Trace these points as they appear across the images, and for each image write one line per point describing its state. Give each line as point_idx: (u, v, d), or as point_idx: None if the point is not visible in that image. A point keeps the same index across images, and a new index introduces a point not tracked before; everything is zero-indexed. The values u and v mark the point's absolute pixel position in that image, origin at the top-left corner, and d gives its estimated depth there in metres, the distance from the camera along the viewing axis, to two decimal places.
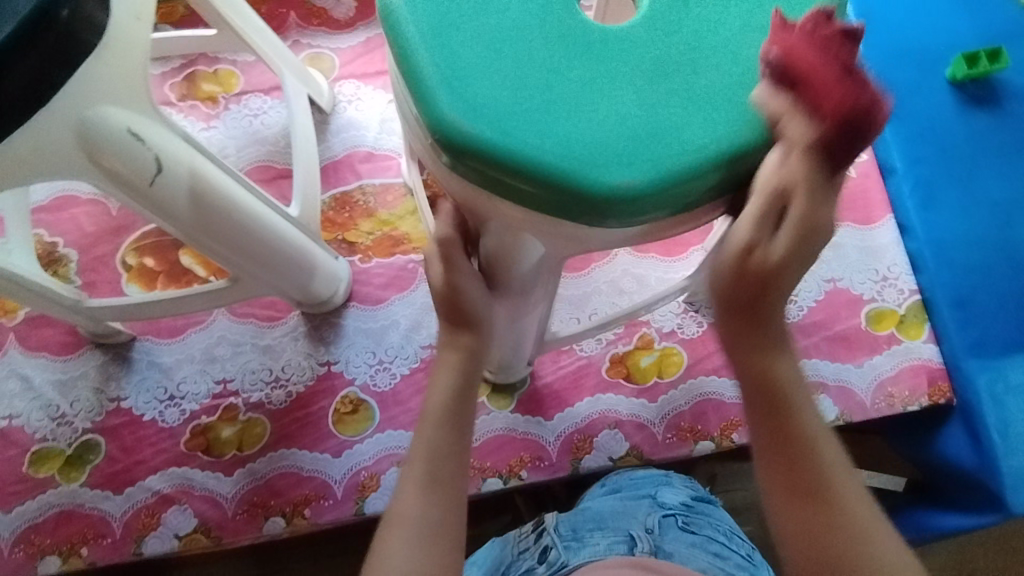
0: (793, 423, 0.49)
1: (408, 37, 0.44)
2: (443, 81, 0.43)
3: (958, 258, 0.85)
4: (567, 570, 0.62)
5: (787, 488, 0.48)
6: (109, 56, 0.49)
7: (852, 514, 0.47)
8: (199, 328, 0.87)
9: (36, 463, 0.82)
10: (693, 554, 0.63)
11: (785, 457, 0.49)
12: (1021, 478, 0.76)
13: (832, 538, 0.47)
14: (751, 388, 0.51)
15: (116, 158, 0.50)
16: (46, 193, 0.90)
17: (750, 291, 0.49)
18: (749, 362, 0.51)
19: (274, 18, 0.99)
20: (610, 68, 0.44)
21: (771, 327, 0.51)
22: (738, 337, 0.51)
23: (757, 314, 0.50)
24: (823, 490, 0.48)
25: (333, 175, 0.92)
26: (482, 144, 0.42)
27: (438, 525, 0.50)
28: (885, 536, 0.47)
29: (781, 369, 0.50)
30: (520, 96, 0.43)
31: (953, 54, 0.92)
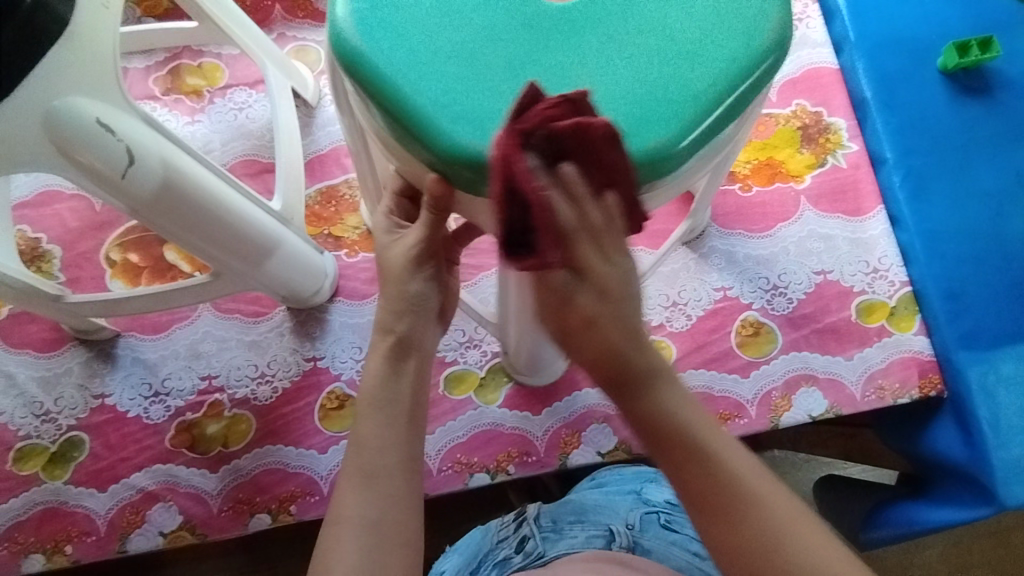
0: (675, 443, 0.48)
1: (364, 49, 0.45)
2: (406, 87, 0.44)
3: (947, 250, 0.84)
4: (543, 561, 0.63)
5: (692, 503, 0.47)
6: (77, 46, 0.48)
7: (766, 513, 0.46)
8: (184, 323, 0.86)
9: (19, 461, 0.81)
10: (671, 552, 0.62)
11: (687, 489, 0.47)
12: (1012, 472, 0.76)
13: (737, 541, 0.46)
14: (640, 429, 0.49)
15: (86, 149, 0.49)
16: (29, 189, 0.90)
17: (581, 344, 0.47)
18: (621, 403, 0.49)
19: (259, 10, 0.98)
20: (569, 45, 0.45)
21: (632, 364, 0.48)
22: (606, 385, 0.49)
23: (600, 353, 0.47)
24: (720, 497, 0.46)
25: (318, 169, 0.91)
26: (455, 145, 0.43)
27: (380, 519, 0.50)
28: (793, 517, 0.46)
29: (661, 405, 0.48)
30: (484, 88, 0.44)
31: (944, 44, 0.91)
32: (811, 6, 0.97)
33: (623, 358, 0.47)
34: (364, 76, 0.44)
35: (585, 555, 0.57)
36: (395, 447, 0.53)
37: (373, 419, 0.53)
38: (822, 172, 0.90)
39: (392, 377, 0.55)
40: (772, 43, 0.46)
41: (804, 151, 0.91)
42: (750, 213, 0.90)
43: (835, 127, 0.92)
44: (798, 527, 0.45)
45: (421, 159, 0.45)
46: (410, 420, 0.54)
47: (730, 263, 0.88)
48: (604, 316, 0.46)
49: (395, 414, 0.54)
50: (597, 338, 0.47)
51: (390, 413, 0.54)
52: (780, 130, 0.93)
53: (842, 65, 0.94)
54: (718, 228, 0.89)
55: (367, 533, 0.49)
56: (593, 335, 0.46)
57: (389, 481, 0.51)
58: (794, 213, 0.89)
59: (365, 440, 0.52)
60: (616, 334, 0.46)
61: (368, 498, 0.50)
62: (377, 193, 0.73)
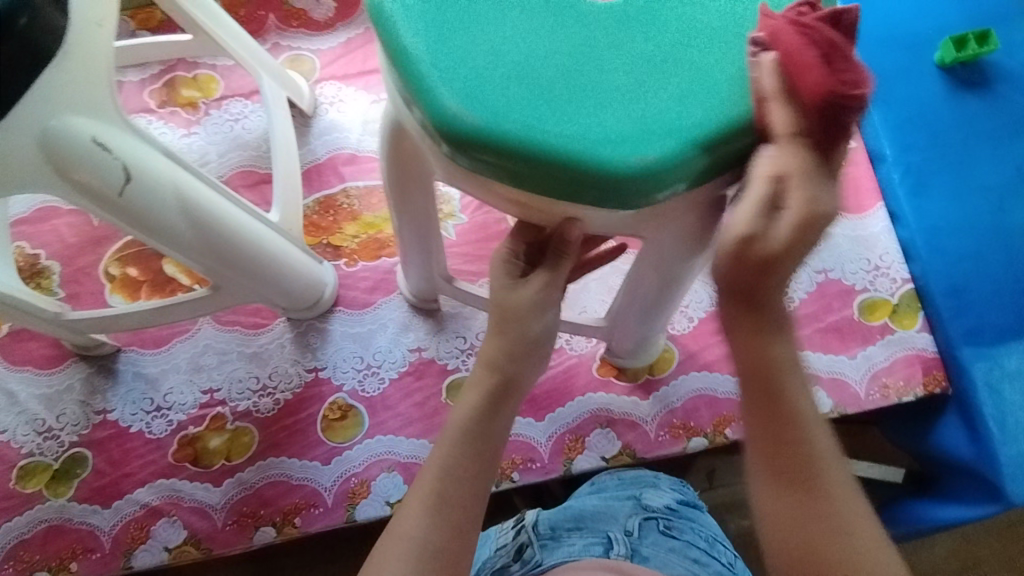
0: (782, 399, 0.50)
1: (428, 82, 0.46)
2: (479, 111, 0.45)
3: (949, 246, 0.83)
4: (540, 570, 0.62)
5: (772, 458, 0.49)
6: (69, 65, 0.48)
7: (837, 497, 0.47)
8: (185, 337, 0.86)
9: (23, 479, 0.81)
10: (669, 559, 0.61)
11: (774, 442, 0.49)
12: (1020, 468, 0.75)
13: (805, 508, 0.47)
14: (751, 371, 0.51)
15: (83, 169, 0.49)
16: (27, 205, 0.89)
17: (750, 272, 0.49)
18: (750, 343, 0.51)
19: (253, 21, 0.98)
20: (618, 49, 0.47)
21: (771, 310, 0.51)
22: (740, 314, 0.51)
23: (756, 289, 0.49)
24: (806, 466, 0.48)
25: (316, 179, 0.91)
26: (540, 159, 0.45)
27: (440, 548, 0.48)
28: (860, 512, 0.48)
29: (783, 361, 0.50)
30: (553, 99, 0.46)
31: (941, 38, 0.91)
32: None
33: (771, 305, 0.50)
34: (434, 107, 0.46)
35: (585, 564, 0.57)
36: (473, 480, 0.51)
37: (447, 448, 0.52)
38: None
39: (489, 416, 0.53)
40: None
41: None
42: None
43: None
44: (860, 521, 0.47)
45: (506, 178, 0.47)
46: (482, 449, 0.52)
47: None
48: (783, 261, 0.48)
49: (479, 451, 0.52)
50: (766, 280, 0.49)
51: (476, 448, 0.52)
52: None
53: None
54: None
55: (424, 558, 0.48)
56: (766, 277, 0.49)
57: (460, 510, 0.50)
58: None
59: (449, 469, 0.51)
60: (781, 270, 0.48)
61: (433, 523, 0.49)
62: (414, 244, 0.72)
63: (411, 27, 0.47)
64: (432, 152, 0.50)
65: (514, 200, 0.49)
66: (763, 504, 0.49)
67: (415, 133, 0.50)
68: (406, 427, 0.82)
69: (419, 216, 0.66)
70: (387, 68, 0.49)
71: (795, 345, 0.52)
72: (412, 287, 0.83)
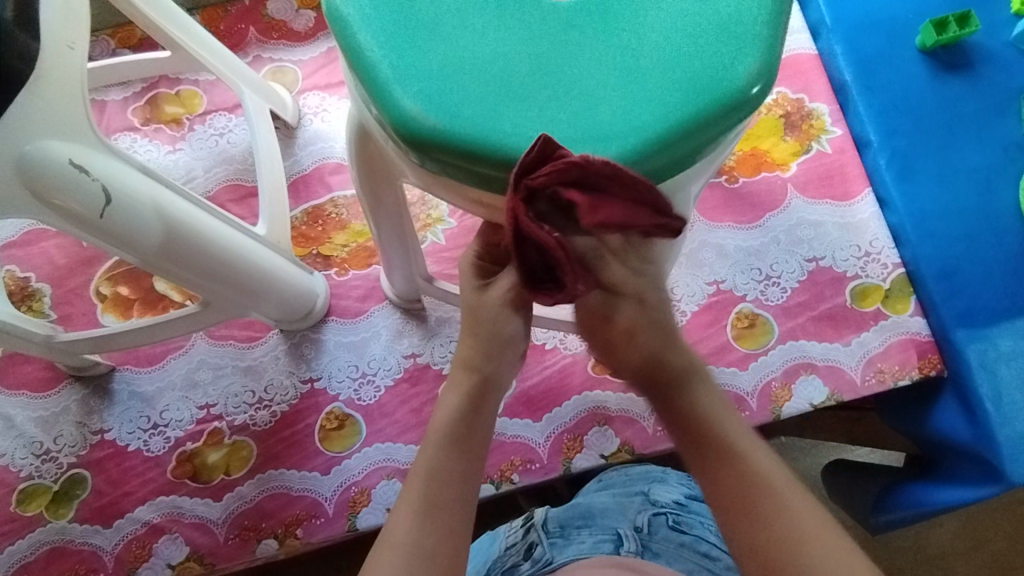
0: (716, 443, 0.48)
1: (387, 85, 0.46)
2: (439, 113, 0.46)
3: (939, 229, 0.83)
4: (550, 568, 0.62)
5: (719, 497, 0.46)
6: (40, 90, 0.48)
7: (794, 521, 0.44)
8: (179, 353, 0.86)
9: (23, 502, 0.81)
10: (679, 554, 0.61)
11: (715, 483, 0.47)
12: (1018, 448, 0.75)
13: (760, 536, 0.44)
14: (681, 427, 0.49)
15: (62, 193, 0.49)
16: (15, 229, 0.89)
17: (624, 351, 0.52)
18: (661, 409, 0.51)
19: (233, 34, 0.98)
20: (576, 46, 0.47)
21: (670, 368, 0.51)
22: (646, 389, 0.52)
23: (645, 361, 0.51)
24: (751, 496, 0.45)
25: (303, 190, 0.91)
26: (502, 159, 0.45)
27: (432, 553, 0.47)
28: (827, 531, 0.44)
29: (696, 405, 0.50)
30: (513, 99, 0.46)
31: (922, 22, 0.90)
32: None
33: (665, 366, 0.51)
34: (394, 110, 0.46)
35: (595, 560, 0.57)
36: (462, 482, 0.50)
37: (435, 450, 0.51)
38: (807, 159, 0.90)
39: (472, 414, 0.53)
40: (767, 15, 0.48)
41: (788, 139, 0.92)
42: (738, 204, 0.90)
43: (818, 113, 0.92)
44: (826, 540, 0.43)
45: (467, 177, 0.47)
46: (467, 448, 0.51)
47: (722, 257, 0.87)
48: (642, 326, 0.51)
49: (465, 448, 0.51)
50: (635, 350, 0.51)
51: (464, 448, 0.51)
52: (763, 119, 0.93)
53: (821, 50, 0.94)
54: (708, 222, 0.89)
55: (420, 563, 0.46)
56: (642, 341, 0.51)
57: (451, 512, 0.49)
58: (782, 203, 0.89)
59: (435, 472, 0.50)
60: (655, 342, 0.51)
61: (424, 528, 0.48)
62: (395, 245, 0.72)
63: (370, 32, 0.48)
64: (397, 155, 0.50)
65: (478, 199, 0.49)
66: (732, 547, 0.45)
67: (380, 138, 0.50)
68: (404, 434, 0.82)
69: (392, 222, 0.67)
70: (348, 75, 0.49)
71: (714, 386, 0.51)
72: (396, 290, 0.83)
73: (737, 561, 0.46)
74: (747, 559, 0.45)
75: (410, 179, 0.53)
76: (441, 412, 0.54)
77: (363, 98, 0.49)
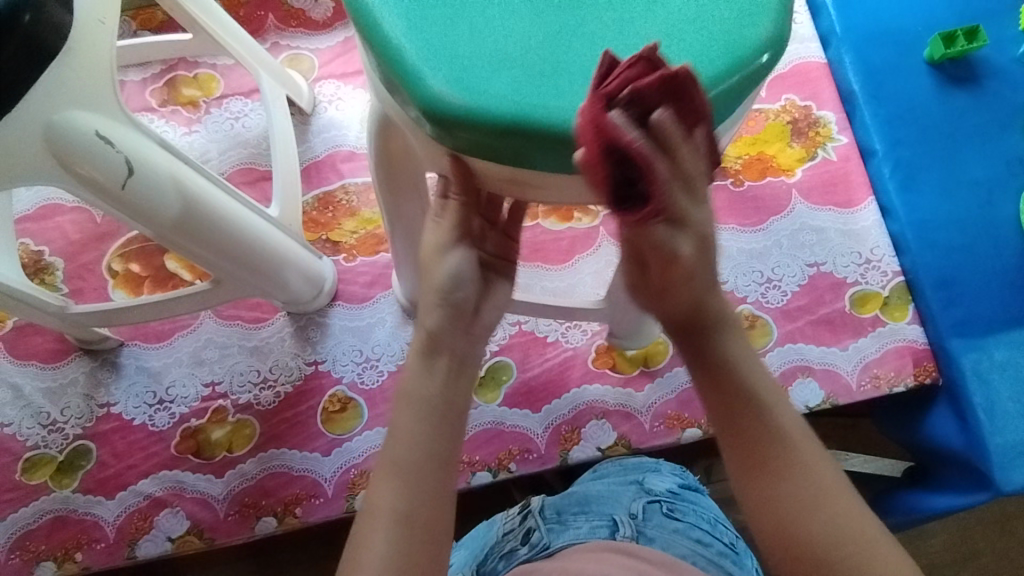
0: (741, 396, 0.50)
1: (413, 68, 0.48)
2: (465, 92, 0.47)
3: (939, 238, 0.84)
4: (549, 552, 0.63)
5: (740, 450, 0.50)
6: (71, 61, 0.49)
7: (809, 475, 0.48)
8: (186, 331, 0.87)
9: (28, 471, 0.82)
10: (675, 540, 0.62)
11: (737, 436, 0.50)
12: (1008, 456, 0.76)
13: (779, 490, 0.48)
14: (709, 379, 0.52)
15: (86, 162, 0.51)
16: (31, 202, 0.91)
17: (668, 297, 0.52)
18: (693, 356, 0.53)
19: (253, 21, 0.99)
20: (588, 26, 0.49)
21: (710, 315, 0.52)
22: (681, 337, 0.53)
23: (687, 307, 0.52)
24: (772, 451, 0.49)
25: (315, 176, 0.93)
26: (519, 134, 0.46)
27: (408, 514, 0.46)
28: (840, 486, 0.48)
29: (728, 353, 0.52)
30: (527, 77, 0.47)
31: (930, 35, 0.92)
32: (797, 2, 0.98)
33: (706, 312, 0.52)
34: (420, 91, 0.47)
35: (597, 544, 0.59)
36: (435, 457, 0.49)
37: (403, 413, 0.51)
38: (812, 166, 0.92)
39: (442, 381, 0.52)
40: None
41: (795, 145, 0.93)
42: (743, 208, 0.91)
43: (825, 120, 0.93)
44: (839, 496, 0.47)
45: (488, 155, 0.48)
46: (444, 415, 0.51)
47: (726, 260, 0.89)
48: (701, 268, 0.49)
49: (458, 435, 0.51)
50: (689, 292, 0.50)
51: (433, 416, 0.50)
52: (770, 124, 0.94)
53: (830, 58, 0.96)
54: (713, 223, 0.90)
55: (399, 527, 0.46)
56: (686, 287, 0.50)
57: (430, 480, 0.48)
58: (786, 208, 0.90)
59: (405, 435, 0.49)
60: (701, 287, 0.50)
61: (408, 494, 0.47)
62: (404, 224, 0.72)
63: (393, 15, 0.49)
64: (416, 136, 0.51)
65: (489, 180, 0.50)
66: (748, 497, 0.49)
67: (403, 124, 0.52)
68: None
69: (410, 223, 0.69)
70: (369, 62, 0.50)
71: (743, 338, 0.53)
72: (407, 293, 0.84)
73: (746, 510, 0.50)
74: (762, 510, 0.48)
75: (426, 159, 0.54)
76: (405, 378, 0.52)
77: (387, 84, 0.50)
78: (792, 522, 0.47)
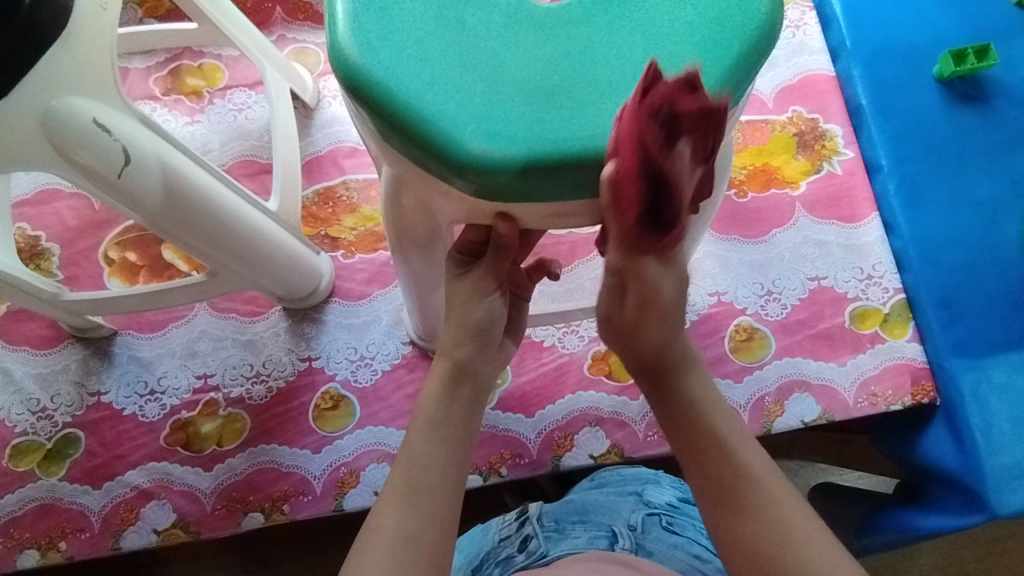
0: (701, 436, 0.53)
1: (442, 131, 0.45)
2: (506, 142, 0.45)
3: (942, 257, 0.84)
4: (545, 560, 0.62)
5: (708, 490, 0.52)
6: (71, 46, 0.49)
7: (774, 511, 0.49)
8: (180, 323, 0.87)
9: (16, 457, 0.82)
10: (672, 554, 0.62)
11: (701, 478, 0.52)
12: (1004, 480, 0.76)
13: (746, 528, 0.50)
14: (674, 422, 0.54)
15: (82, 149, 0.50)
16: (30, 186, 0.90)
17: (640, 337, 0.53)
18: (657, 399, 0.55)
19: (260, 12, 0.99)
20: (583, 42, 0.48)
21: (671, 358, 0.54)
22: (645, 378, 0.56)
23: (656, 350, 0.54)
24: (738, 491, 0.51)
25: (316, 171, 0.92)
26: (538, 162, 0.45)
27: (416, 537, 0.48)
28: (805, 520, 0.49)
29: (689, 391, 0.54)
30: (533, 102, 0.46)
31: (940, 52, 0.91)
32: (808, 13, 0.98)
33: (668, 357, 0.54)
34: (458, 154, 0.45)
35: (591, 555, 0.59)
36: (439, 474, 0.51)
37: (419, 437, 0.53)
38: (817, 179, 0.91)
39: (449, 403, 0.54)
40: None
41: (800, 158, 0.92)
42: (745, 218, 0.90)
43: (831, 134, 0.93)
44: (806, 531, 0.49)
45: (509, 195, 0.46)
46: (446, 438, 0.52)
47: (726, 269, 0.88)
48: (674, 309, 0.52)
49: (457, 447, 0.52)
50: (661, 331, 0.53)
51: (444, 437, 0.52)
52: (776, 136, 0.93)
53: (838, 72, 0.95)
54: (714, 233, 0.89)
55: (403, 550, 0.48)
56: (657, 326, 0.52)
57: (442, 508, 0.49)
58: (789, 220, 0.90)
59: (416, 459, 0.51)
60: (670, 327, 0.52)
61: (407, 513, 0.49)
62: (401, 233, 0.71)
63: (382, 53, 0.46)
64: (425, 184, 0.49)
65: None
66: (723, 535, 0.50)
67: (438, 194, 0.49)
68: (397, 419, 0.82)
69: (424, 275, 0.66)
70: (385, 141, 0.47)
71: (706, 378, 0.55)
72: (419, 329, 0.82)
73: (719, 549, 0.51)
74: (732, 550, 0.50)
75: (436, 206, 0.51)
76: (425, 399, 0.55)
77: (414, 157, 0.46)
78: (763, 556, 0.49)
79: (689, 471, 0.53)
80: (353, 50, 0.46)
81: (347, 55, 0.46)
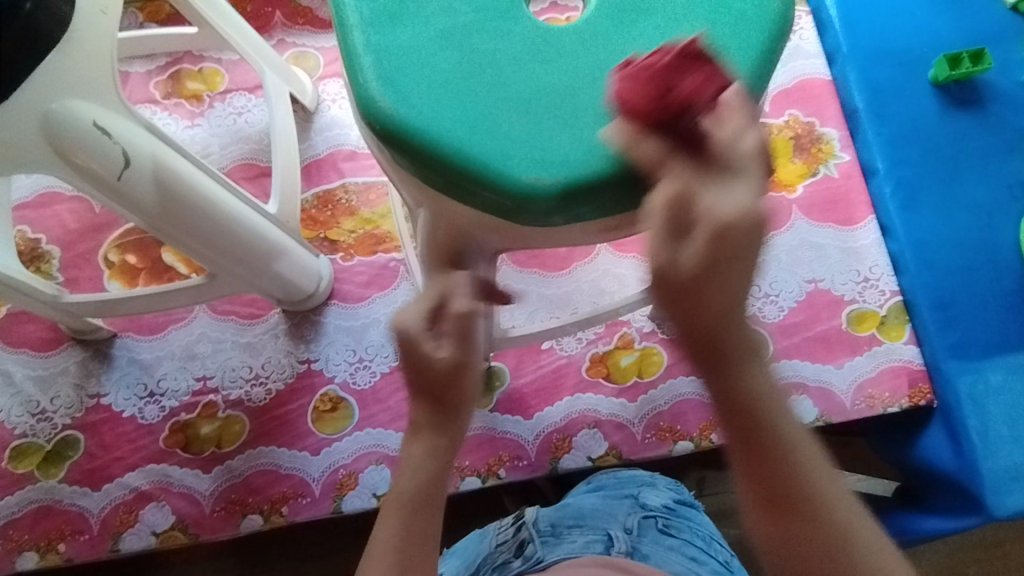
0: (768, 435, 0.44)
1: (492, 170, 0.45)
2: (558, 170, 0.45)
3: (938, 260, 0.84)
4: (541, 567, 0.62)
5: (765, 496, 0.44)
6: (71, 50, 0.49)
7: (837, 518, 0.43)
8: (180, 324, 0.87)
9: (15, 459, 0.82)
10: (668, 557, 0.62)
11: (761, 482, 0.44)
12: (1001, 483, 0.76)
13: (809, 543, 0.43)
14: (730, 416, 0.45)
15: (82, 152, 0.51)
16: (30, 190, 0.91)
17: (696, 309, 0.43)
18: (714, 382, 0.45)
19: (260, 17, 0.99)
20: (599, 59, 0.47)
21: (727, 338, 0.45)
22: (696, 357, 0.46)
23: (709, 326, 0.44)
24: (801, 496, 0.44)
25: (315, 174, 0.92)
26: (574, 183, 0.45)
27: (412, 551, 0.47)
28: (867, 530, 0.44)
29: (750, 384, 0.45)
30: (559, 125, 0.46)
31: (936, 56, 0.92)
32: (805, 17, 0.98)
33: (724, 334, 0.44)
34: (494, 185, 0.45)
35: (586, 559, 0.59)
36: None
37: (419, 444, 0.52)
38: (814, 182, 0.91)
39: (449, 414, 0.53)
40: None
41: (797, 161, 0.92)
42: None
43: (827, 137, 0.93)
44: (869, 541, 0.43)
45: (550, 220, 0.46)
46: None
47: None
48: (736, 260, 0.42)
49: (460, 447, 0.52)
50: (720, 302, 0.43)
51: None
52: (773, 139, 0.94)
53: (834, 76, 0.95)
54: None
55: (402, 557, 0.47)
56: (715, 292, 0.42)
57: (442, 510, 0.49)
58: (786, 222, 0.90)
59: None
60: (733, 295, 0.43)
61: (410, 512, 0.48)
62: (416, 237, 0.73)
63: (402, 88, 0.46)
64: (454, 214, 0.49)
65: None
66: (774, 547, 0.45)
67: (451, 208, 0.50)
68: (395, 421, 0.83)
69: None
70: (434, 188, 0.47)
71: (766, 368, 0.46)
72: None
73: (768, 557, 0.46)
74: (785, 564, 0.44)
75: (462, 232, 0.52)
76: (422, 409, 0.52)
77: (446, 189, 0.47)
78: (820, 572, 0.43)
79: (742, 471, 0.45)
80: (373, 89, 0.47)
81: (368, 95, 0.47)
